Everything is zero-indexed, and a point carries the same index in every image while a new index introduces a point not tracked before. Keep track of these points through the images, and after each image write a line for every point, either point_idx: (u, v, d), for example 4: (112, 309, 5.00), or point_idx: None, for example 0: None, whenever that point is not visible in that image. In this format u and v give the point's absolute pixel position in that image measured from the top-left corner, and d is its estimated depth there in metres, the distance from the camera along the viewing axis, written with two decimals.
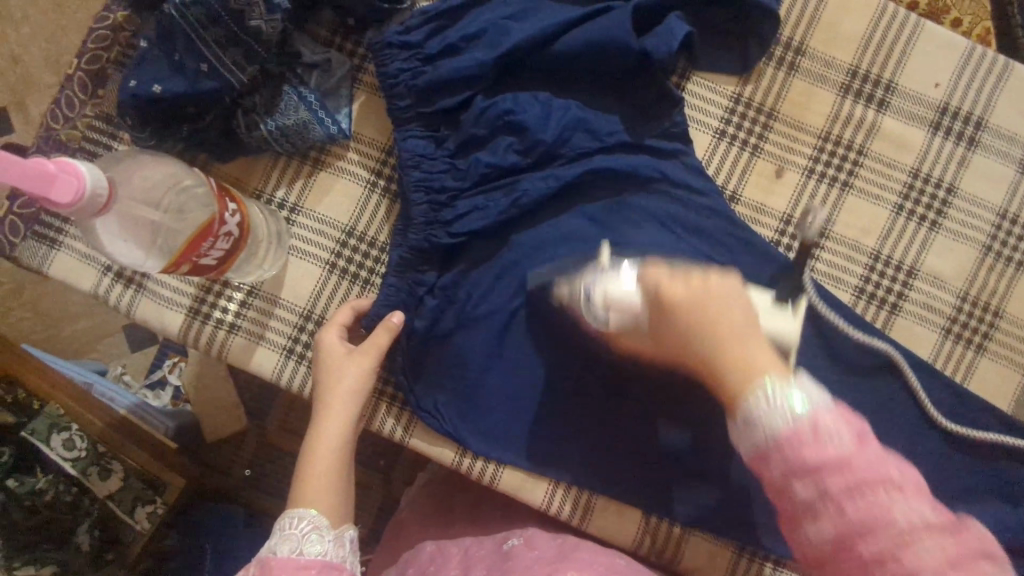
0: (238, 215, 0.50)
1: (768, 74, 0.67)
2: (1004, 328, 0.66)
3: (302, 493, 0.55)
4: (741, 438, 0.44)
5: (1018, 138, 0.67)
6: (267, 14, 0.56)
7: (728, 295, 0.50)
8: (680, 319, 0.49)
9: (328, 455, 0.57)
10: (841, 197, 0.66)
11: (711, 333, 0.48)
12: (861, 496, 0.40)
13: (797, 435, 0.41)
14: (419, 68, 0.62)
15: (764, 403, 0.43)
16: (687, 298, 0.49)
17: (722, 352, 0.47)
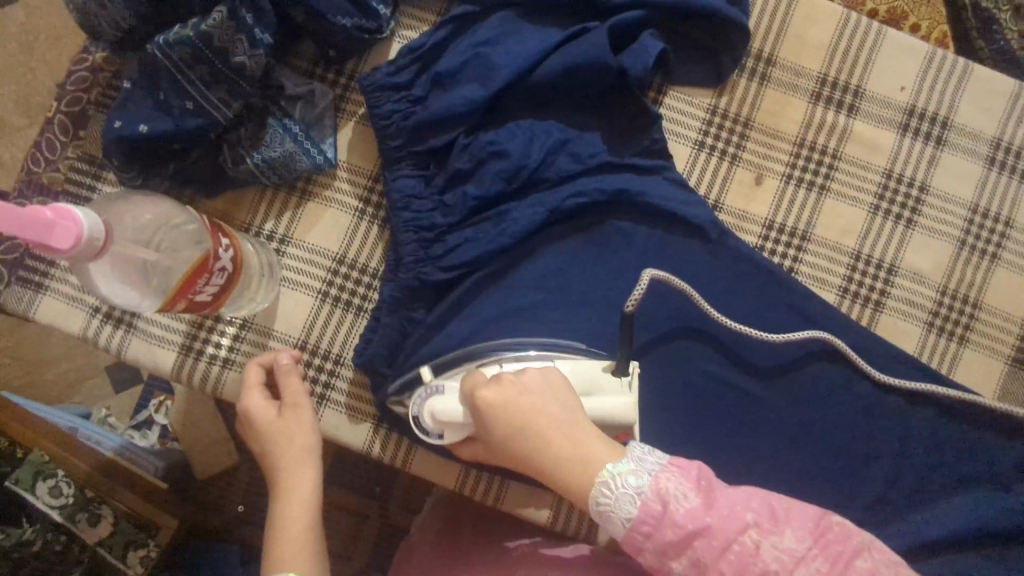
0: (232, 249, 0.49)
1: (741, 85, 0.69)
2: (984, 318, 0.68)
3: (274, 563, 0.56)
4: (613, 529, 0.48)
5: (983, 136, 0.69)
6: (250, 50, 0.55)
7: (546, 395, 0.53)
8: (513, 412, 0.51)
9: (299, 519, 0.58)
10: (819, 201, 0.68)
11: (522, 413, 0.51)
12: (733, 546, 0.47)
13: (644, 511, 0.47)
14: (409, 109, 0.64)
15: (600, 504, 0.48)
16: (499, 405, 0.51)
17: (555, 447, 0.51)
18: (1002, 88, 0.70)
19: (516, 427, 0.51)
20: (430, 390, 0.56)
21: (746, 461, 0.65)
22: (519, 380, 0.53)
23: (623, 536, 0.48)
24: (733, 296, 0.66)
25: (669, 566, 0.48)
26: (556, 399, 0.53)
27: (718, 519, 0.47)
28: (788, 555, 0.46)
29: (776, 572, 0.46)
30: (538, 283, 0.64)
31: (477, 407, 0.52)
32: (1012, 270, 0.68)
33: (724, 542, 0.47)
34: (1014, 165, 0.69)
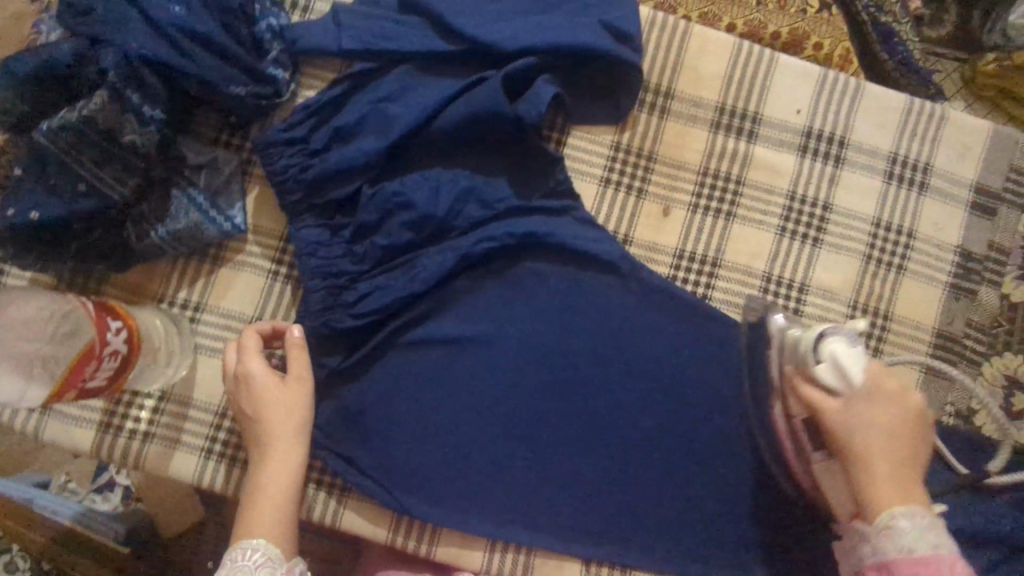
0: (124, 329, 0.50)
1: (641, 120, 0.70)
2: (895, 329, 0.70)
3: (250, 527, 0.55)
4: (865, 548, 0.55)
5: (880, 151, 0.72)
6: (140, 128, 0.56)
7: (902, 423, 0.57)
8: (873, 414, 0.57)
9: (279, 488, 0.57)
10: (727, 227, 0.70)
11: (887, 438, 0.56)
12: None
13: (934, 560, 0.51)
14: (306, 162, 0.65)
15: (888, 528, 0.53)
16: (888, 410, 0.57)
17: (876, 467, 0.55)
18: (895, 104, 0.72)
19: (872, 441, 0.56)
20: (847, 335, 0.59)
21: (673, 489, 0.66)
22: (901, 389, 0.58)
23: (876, 561, 0.54)
24: (649, 326, 0.67)
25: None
26: (911, 419, 0.57)
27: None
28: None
29: None
30: (454, 332, 0.65)
31: (874, 389, 0.57)
32: (919, 280, 0.70)
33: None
34: (913, 178, 0.71)
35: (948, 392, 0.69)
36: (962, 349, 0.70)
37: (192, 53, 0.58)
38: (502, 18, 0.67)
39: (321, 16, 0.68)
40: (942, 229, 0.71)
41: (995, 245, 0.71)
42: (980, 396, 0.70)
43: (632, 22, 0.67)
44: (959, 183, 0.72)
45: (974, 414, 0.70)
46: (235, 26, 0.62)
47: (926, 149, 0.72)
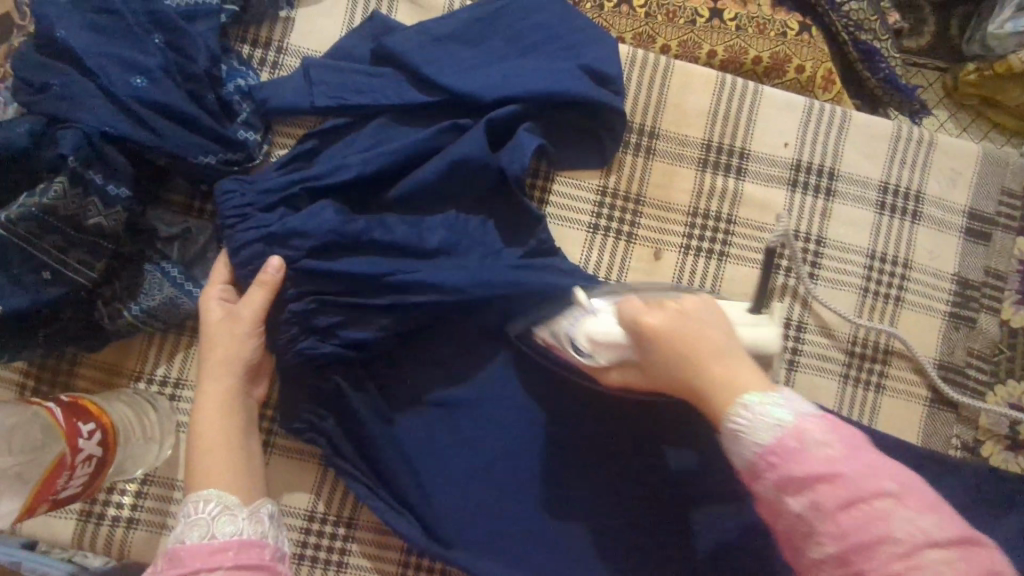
0: (98, 432, 0.49)
1: (627, 163, 0.69)
2: (896, 363, 0.68)
3: (196, 451, 0.55)
4: (730, 455, 0.44)
5: (870, 182, 0.70)
6: (106, 210, 0.54)
7: (713, 323, 0.49)
8: (658, 344, 0.48)
9: (214, 428, 0.56)
10: (721, 267, 0.68)
11: (698, 339, 0.47)
12: (853, 510, 0.39)
13: (781, 445, 0.41)
14: (268, 202, 0.59)
15: (741, 424, 0.43)
16: (672, 336, 0.48)
17: (707, 368, 0.46)
18: (883, 132, 0.71)
19: (700, 359, 0.47)
20: (584, 313, 0.56)
21: (693, 555, 0.61)
22: (681, 308, 0.50)
23: (750, 465, 0.42)
24: None
25: (776, 506, 0.42)
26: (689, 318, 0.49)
27: (832, 478, 0.40)
28: (923, 536, 0.38)
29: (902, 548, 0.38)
30: (448, 396, 0.63)
31: (644, 336, 0.49)
32: (918, 311, 0.69)
33: (852, 497, 0.39)
34: (906, 208, 0.70)
35: (953, 424, 0.68)
36: (964, 379, 0.69)
37: (157, 127, 0.55)
38: (479, 67, 0.65)
39: (292, 72, 0.66)
40: (938, 258, 0.70)
41: (992, 271, 0.70)
42: (987, 426, 0.69)
43: (612, 67, 0.65)
44: (952, 210, 0.70)
45: (982, 445, 0.69)
46: (201, 89, 0.59)
47: (917, 177, 0.70)
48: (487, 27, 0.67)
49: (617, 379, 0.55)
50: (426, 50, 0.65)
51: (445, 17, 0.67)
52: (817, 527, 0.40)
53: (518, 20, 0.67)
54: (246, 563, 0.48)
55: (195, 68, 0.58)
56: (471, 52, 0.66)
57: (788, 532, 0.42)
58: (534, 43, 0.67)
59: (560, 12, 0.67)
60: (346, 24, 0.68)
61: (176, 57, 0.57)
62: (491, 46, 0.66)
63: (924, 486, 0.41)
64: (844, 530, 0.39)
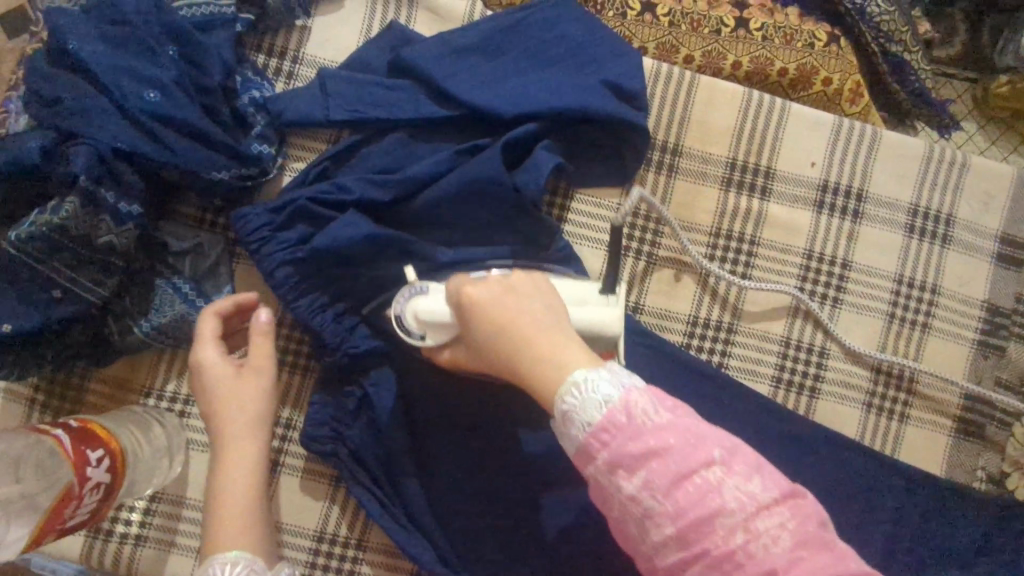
0: (106, 458, 0.49)
1: (648, 180, 0.67)
2: (922, 392, 0.66)
3: (221, 523, 0.50)
4: (561, 439, 0.42)
5: (899, 204, 0.68)
6: (117, 228, 0.53)
7: (532, 297, 0.48)
8: (489, 325, 0.46)
9: (235, 490, 0.52)
10: (742, 290, 0.66)
11: (520, 318, 0.46)
12: (684, 483, 0.38)
13: (608, 420, 0.39)
14: (284, 223, 0.59)
15: (569, 407, 0.41)
16: (492, 303, 0.47)
17: (532, 343, 0.44)
18: (913, 152, 0.68)
19: (513, 324, 0.45)
20: (413, 290, 0.54)
21: None
22: (509, 281, 0.49)
23: (577, 450, 0.41)
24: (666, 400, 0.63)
25: (607, 486, 0.40)
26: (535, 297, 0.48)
27: (662, 451, 0.39)
28: (751, 501, 0.38)
29: (733, 513, 0.38)
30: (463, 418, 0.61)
31: (464, 308, 0.48)
32: (945, 339, 0.67)
33: (683, 471, 0.38)
34: (935, 231, 0.68)
35: (979, 455, 0.66)
36: (993, 410, 0.67)
37: (171, 143, 0.54)
38: (499, 81, 0.63)
39: (308, 83, 0.64)
40: (968, 285, 0.68)
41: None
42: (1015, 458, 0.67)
43: (636, 83, 0.64)
44: (983, 235, 0.68)
45: (1009, 477, 0.67)
46: (215, 103, 0.57)
47: (947, 200, 0.68)
48: (508, 38, 0.65)
49: (448, 358, 0.54)
50: (445, 62, 0.63)
51: (466, 27, 0.65)
52: (650, 504, 0.39)
53: (541, 31, 0.65)
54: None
55: (209, 81, 0.57)
56: (492, 63, 0.64)
57: (622, 515, 0.40)
58: (557, 55, 0.65)
59: (584, 24, 0.65)
60: (364, 33, 0.66)
61: (191, 70, 0.56)
62: (512, 57, 0.65)
63: (751, 451, 0.41)
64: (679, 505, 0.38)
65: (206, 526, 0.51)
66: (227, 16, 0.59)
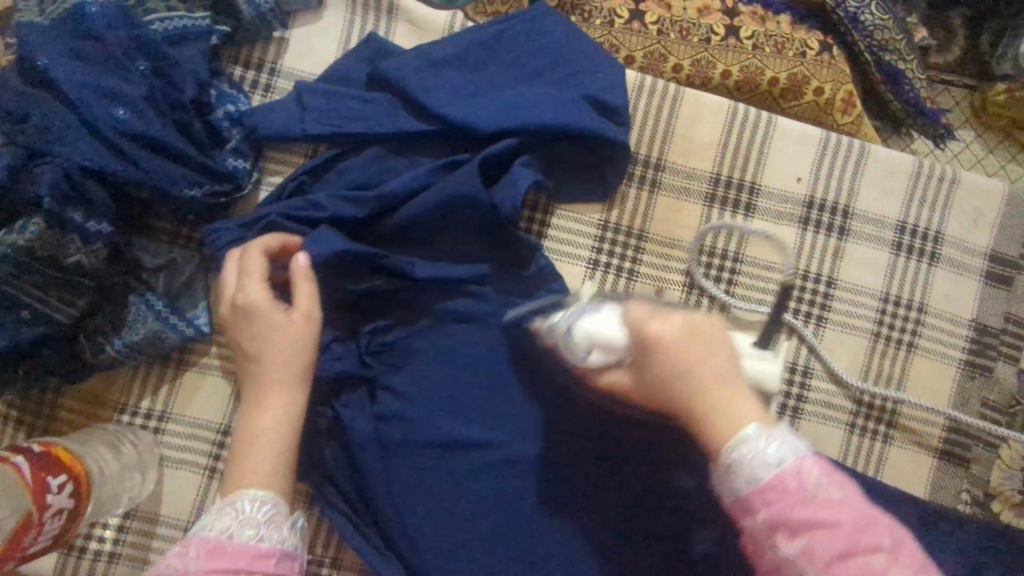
0: (70, 483, 0.51)
1: (630, 195, 0.66)
2: (906, 413, 0.65)
3: (246, 471, 0.50)
4: (720, 488, 0.41)
5: (887, 221, 0.67)
6: (85, 247, 0.53)
7: (720, 342, 0.46)
8: (657, 364, 0.46)
9: (270, 428, 0.53)
10: (725, 308, 0.65)
11: (683, 366, 0.45)
12: (849, 562, 0.36)
13: (780, 481, 0.39)
14: (252, 239, 0.59)
15: (735, 460, 0.40)
16: (673, 346, 0.46)
17: (702, 397, 0.44)
18: (902, 168, 0.67)
19: (686, 364, 0.45)
20: (594, 311, 0.55)
21: None
22: (692, 318, 0.47)
23: (733, 500, 0.40)
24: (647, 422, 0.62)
25: (756, 541, 0.39)
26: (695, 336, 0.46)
27: (826, 523, 0.37)
28: None
29: None
30: (438, 436, 0.61)
31: (645, 344, 0.47)
32: (932, 359, 0.66)
33: (847, 548, 0.37)
34: (923, 249, 0.67)
35: (964, 478, 0.65)
36: (979, 432, 0.66)
37: (138, 160, 0.54)
38: (477, 95, 0.62)
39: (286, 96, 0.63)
40: (955, 303, 0.66)
41: (1011, 318, 0.67)
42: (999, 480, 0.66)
43: (617, 97, 0.62)
44: (972, 252, 0.67)
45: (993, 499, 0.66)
46: (187, 118, 0.57)
47: (936, 217, 0.67)
48: (489, 52, 0.64)
49: (613, 380, 0.54)
50: (424, 75, 0.62)
51: (447, 40, 0.64)
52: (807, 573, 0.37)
53: (522, 44, 0.64)
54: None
55: (181, 96, 0.56)
56: (471, 77, 0.63)
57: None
58: (538, 68, 0.64)
59: (566, 35, 0.64)
60: (343, 45, 0.66)
61: (162, 86, 0.55)
62: (493, 71, 0.64)
63: (919, 550, 0.38)
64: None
65: (233, 455, 0.52)
66: (201, 28, 0.59)
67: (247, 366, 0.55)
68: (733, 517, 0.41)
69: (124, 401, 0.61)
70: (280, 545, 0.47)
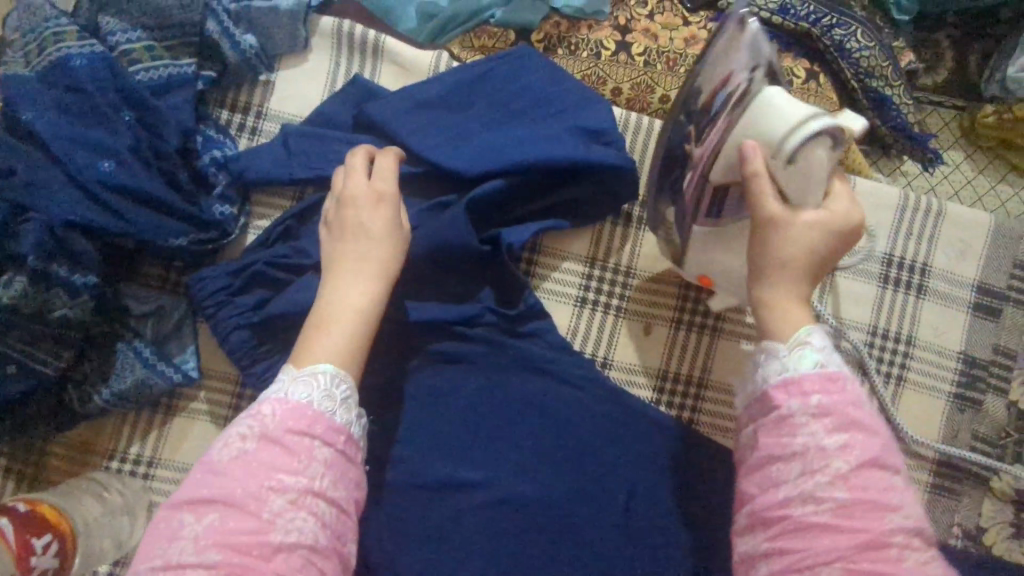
0: (53, 543, 0.54)
1: (614, 232, 0.66)
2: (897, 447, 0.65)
3: (321, 344, 0.49)
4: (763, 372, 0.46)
5: (873, 254, 0.67)
6: (72, 300, 0.53)
7: (822, 245, 0.48)
8: (816, 230, 0.48)
9: (347, 317, 0.51)
10: (713, 343, 0.65)
11: (797, 263, 0.48)
12: (875, 471, 0.41)
13: (839, 379, 0.44)
14: (238, 286, 0.58)
15: (801, 344, 0.46)
16: (831, 234, 0.49)
17: (789, 288, 0.48)
18: (887, 201, 0.67)
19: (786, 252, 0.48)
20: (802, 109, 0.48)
21: None
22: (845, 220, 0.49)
23: (783, 382, 0.45)
24: (633, 459, 0.62)
25: (792, 420, 0.43)
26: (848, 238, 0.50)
27: (868, 431, 0.43)
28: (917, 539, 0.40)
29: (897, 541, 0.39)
30: (426, 479, 0.61)
31: (828, 218, 0.48)
32: (920, 392, 0.66)
33: (877, 460, 0.42)
34: (910, 282, 0.67)
35: (956, 512, 0.65)
36: (968, 465, 0.65)
37: (125, 213, 0.54)
38: (461, 136, 0.63)
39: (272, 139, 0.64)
40: (942, 336, 0.67)
41: (1000, 349, 0.67)
42: (990, 513, 0.65)
43: (601, 132, 0.62)
44: (959, 284, 0.67)
45: (984, 533, 0.65)
46: (172, 167, 0.57)
47: (922, 249, 0.67)
48: (473, 94, 0.64)
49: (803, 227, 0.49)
50: (407, 119, 0.63)
51: (429, 81, 0.65)
52: (836, 461, 0.41)
53: (505, 84, 0.65)
54: (345, 451, 0.45)
55: (166, 145, 0.56)
56: (455, 118, 0.64)
57: (789, 457, 0.42)
58: (521, 108, 0.64)
59: (550, 74, 0.65)
60: (328, 88, 0.66)
61: (148, 136, 0.56)
62: (477, 111, 0.64)
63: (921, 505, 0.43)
64: (857, 482, 0.41)
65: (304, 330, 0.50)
66: (186, 75, 0.59)
67: (337, 247, 0.55)
68: (770, 400, 0.45)
69: (113, 447, 0.61)
70: (348, 425, 0.46)
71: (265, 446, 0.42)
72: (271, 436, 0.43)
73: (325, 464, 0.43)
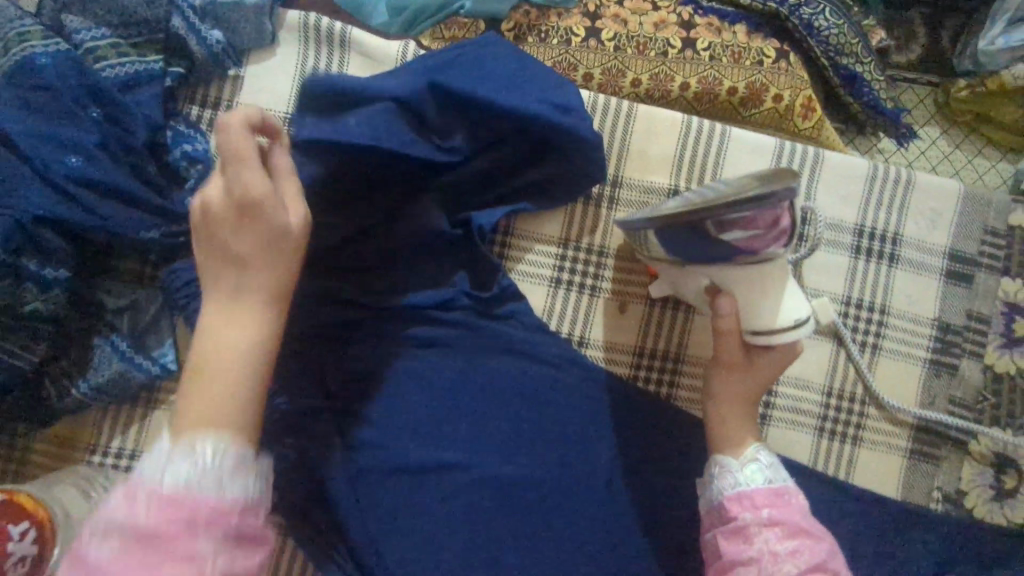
0: (32, 530, 0.48)
1: (586, 213, 0.66)
2: (875, 415, 0.66)
3: (202, 398, 0.43)
4: (720, 487, 0.55)
5: (845, 225, 0.67)
6: (41, 294, 0.54)
7: (769, 371, 0.57)
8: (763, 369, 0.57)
9: (233, 359, 0.45)
10: (689, 319, 0.66)
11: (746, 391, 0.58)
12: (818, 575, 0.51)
13: (783, 492, 0.54)
14: None
15: (751, 459, 0.56)
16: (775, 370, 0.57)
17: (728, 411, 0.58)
18: (857, 173, 0.67)
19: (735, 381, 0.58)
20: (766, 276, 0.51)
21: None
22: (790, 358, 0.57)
23: (734, 493, 0.55)
24: (612, 435, 0.63)
25: (748, 531, 0.53)
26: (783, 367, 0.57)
27: (815, 537, 0.52)
28: None
29: None
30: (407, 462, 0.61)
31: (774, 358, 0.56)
32: (896, 359, 0.66)
33: (817, 564, 0.51)
34: (882, 251, 0.67)
35: (935, 476, 0.66)
36: (946, 431, 0.66)
37: (93, 206, 0.55)
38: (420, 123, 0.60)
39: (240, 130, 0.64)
40: (917, 303, 0.67)
41: (975, 314, 0.67)
42: (970, 477, 0.66)
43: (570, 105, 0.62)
44: (932, 252, 0.67)
45: (966, 497, 0.66)
46: (141, 162, 0.58)
47: (894, 218, 0.67)
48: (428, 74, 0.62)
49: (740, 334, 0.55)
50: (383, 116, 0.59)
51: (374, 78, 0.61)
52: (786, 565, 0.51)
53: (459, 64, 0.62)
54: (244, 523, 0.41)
55: (134, 140, 0.57)
56: (428, 106, 0.60)
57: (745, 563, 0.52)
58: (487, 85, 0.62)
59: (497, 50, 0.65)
60: (296, 81, 0.67)
61: (115, 131, 0.57)
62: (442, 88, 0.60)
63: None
64: None
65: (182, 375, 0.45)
66: (154, 71, 0.60)
67: (212, 264, 0.47)
68: (727, 512, 0.54)
69: (95, 440, 0.61)
70: (235, 488, 0.41)
71: (141, 546, 0.38)
72: (141, 531, 0.38)
73: (211, 543, 0.39)
